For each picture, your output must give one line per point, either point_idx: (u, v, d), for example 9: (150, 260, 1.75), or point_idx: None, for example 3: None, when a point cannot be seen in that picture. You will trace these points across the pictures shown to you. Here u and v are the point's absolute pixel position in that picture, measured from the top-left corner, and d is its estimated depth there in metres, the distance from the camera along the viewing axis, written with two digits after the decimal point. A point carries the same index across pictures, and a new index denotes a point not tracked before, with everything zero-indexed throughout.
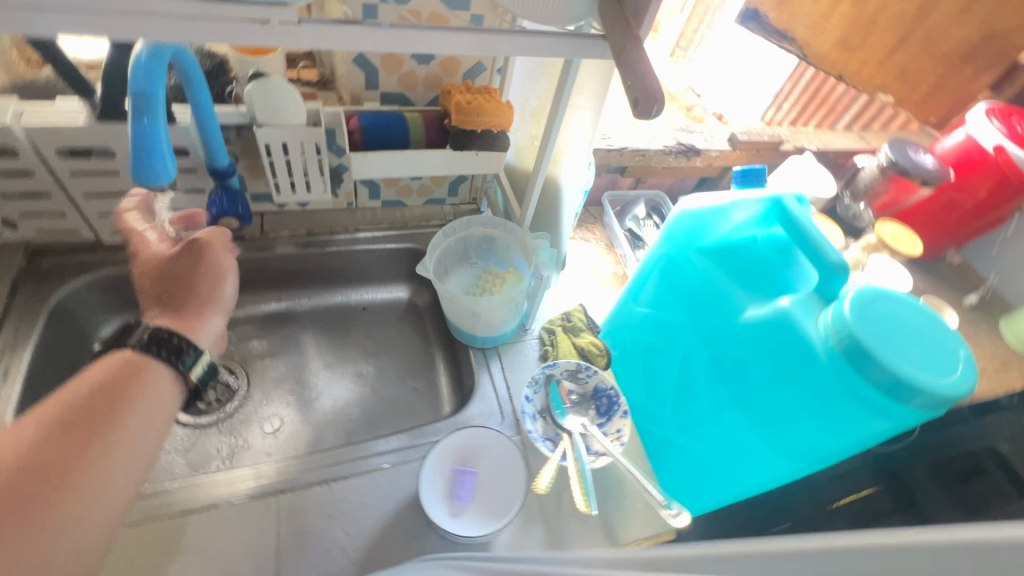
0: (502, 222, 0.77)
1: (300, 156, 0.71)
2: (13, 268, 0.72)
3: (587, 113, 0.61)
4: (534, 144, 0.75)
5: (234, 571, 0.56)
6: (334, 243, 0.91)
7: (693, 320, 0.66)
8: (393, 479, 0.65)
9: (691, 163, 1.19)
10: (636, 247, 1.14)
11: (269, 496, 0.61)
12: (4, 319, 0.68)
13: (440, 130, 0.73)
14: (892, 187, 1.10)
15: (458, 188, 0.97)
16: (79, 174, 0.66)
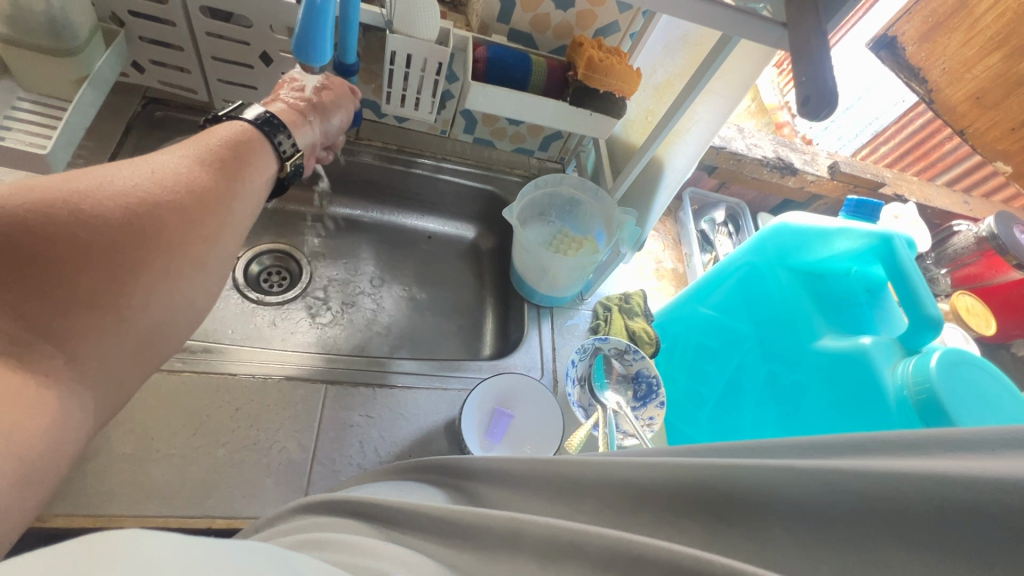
0: (593, 188, 0.76)
1: (419, 71, 0.71)
2: (129, 109, 0.75)
3: (721, 100, 0.59)
4: (648, 119, 0.73)
5: (276, 440, 0.60)
6: (419, 165, 0.91)
7: (761, 335, 0.66)
8: (431, 400, 0.68)
9: (783, 181, 1.15)
10: (703, 250, 1.12)
11: (318, 383, 0.65)
12: (114, 156, 0.71)
13: (561, 81, 0.72)
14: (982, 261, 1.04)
15: (550, 144, 0.96)
16: (213, 35, 0.67)
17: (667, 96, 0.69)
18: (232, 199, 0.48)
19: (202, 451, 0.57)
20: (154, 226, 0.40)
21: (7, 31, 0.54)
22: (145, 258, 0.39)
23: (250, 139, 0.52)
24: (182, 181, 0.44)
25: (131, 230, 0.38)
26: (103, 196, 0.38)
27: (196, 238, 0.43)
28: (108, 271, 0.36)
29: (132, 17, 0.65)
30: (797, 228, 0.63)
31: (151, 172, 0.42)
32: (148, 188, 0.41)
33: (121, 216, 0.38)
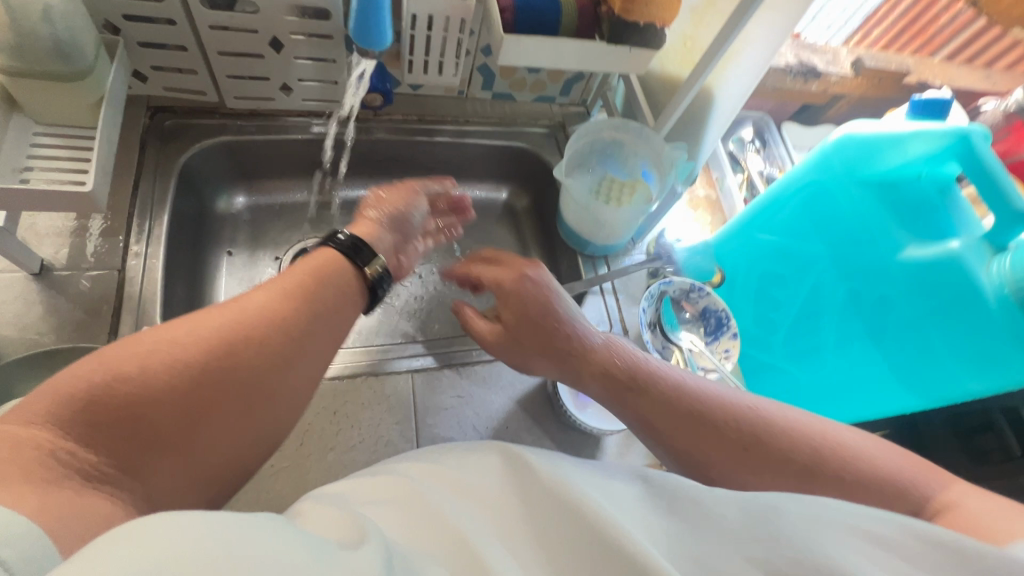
0: (634, 125, 0.74)
1: (442, 32, 0.67)
2: (138, 124, 0.71)
3: (779, 16, 0.55)
4: (686, 45, 0.69)
5: (381, 435, 0.61)
6: (442, 132, 0.87)
7: (836, 250, 0.66)
8: (515, 370, 0.68)
9: (807, 88, 1.10)
10: (734, 170, 1.09)
11: (404, 373, 0.65)
12: (139, 176, 0.68)
13: (592, 19, 0.67)
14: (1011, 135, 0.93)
15: (572, 87, 0.91)
16: (218, 29, 0.62)
17: (709, 17, 0.64)
18: (342, 323, 0.48)
19: (315, 459, 0.58)
20: (229, 381, 0.39)
21: (12, 62, 0.49)
22: (248, 390, 0.39)
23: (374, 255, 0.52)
24: (270, 328, 0.42)
25: (240, 360, 0.39)
26: (222, 330, 0.40)
27: (297, 379, 0.43)
28: (211, 407, 0.37)
29: (128, 21, 0.60)
30: (865, 138, 0.60)
31: (280, 297, 0.44)
32: (276, 320, 0.42)
33: (231, 348, 0.39)
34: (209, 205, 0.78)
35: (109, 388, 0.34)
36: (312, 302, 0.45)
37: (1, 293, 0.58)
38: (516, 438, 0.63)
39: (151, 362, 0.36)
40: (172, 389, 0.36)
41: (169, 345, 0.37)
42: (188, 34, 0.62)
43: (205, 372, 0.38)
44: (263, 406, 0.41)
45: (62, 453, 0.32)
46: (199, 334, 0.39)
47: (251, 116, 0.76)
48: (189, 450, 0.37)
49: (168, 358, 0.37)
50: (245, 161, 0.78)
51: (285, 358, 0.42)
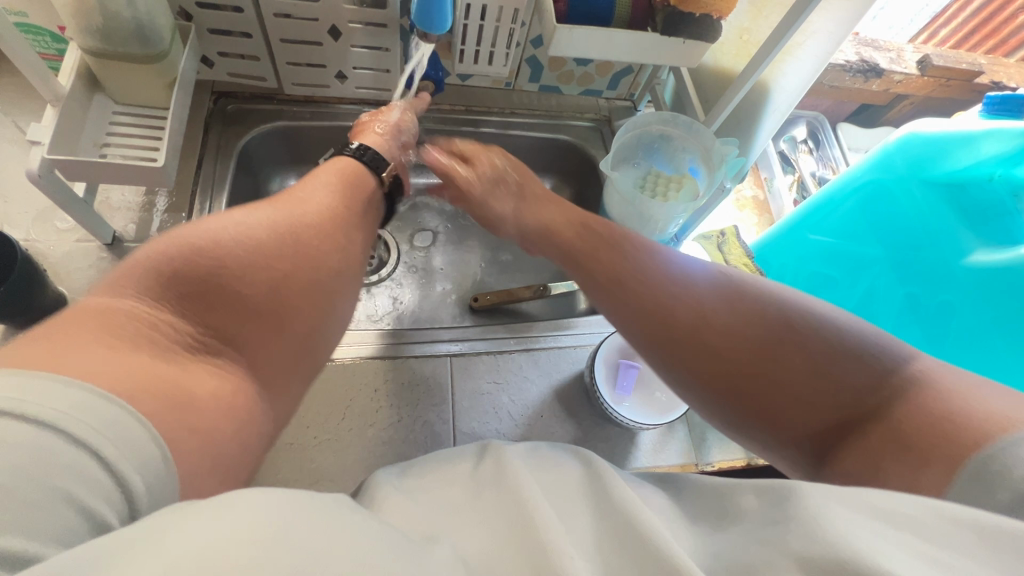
0: (684, 119, 0.72)
1: (495, 22, 0.68)
2: (202, 107, 0.74)
3: (845, 6, 0.53)
4: (742, 38, 0.67)
5: (419, 415, 0.62)
6: (488, 123, 0.88)
7: (894, 256, 0.64)
8: (551, 361, 0.68)
9: (866, 87, 1.05)
10: (784, 171, 1.06)
11: (441, 357, 0.66)
12: (202, 156, 0.72)
13: (646, 10, 0.67)
14: None
15: (620, 80, 0.90)
16: (281, 16, 0.65)
17: (768, 8, 0.63)
18: (359, 225, 0.52)
19: (355, 433, 0.60)
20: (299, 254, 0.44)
21: (97, 44, 0.52)
22: (299, 279, 0.43)
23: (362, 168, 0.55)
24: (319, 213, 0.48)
25: (286, 256, 0.43)
26: (262, 229, 0.43)
27: (327, 275, 0.46)
28: (265, 290, 0.41)
29: (200, 8, 0.63)
30: (932, 136, 0.58)
31: (295, 206, 0.47)
32: (292, 217, 0.46)
33: (277, 244, 0.43)
34: (263, 187, 0.81)
35: (184, 267, 0.38)
36: (321, 209, 0.48)
37: (76, 261, 0.62)
38: (550, 427, 0.64)
39: (192, 249, 0.38)
40: (233, 273, 0.39)
41: (225, 235, 0.41)
42: (254, 20, 0.65)
43: (256, 259, 0.41)
44: (305, 302, 0.43)
45: (160, 323, 0.35)
46: (238, 229, 0.42)
47: (306, 102, 0.79)
48: (258, 333, 0.40)
49: (208, 246, 0.39)
50: (300, 146, 0.81)
51: (315, 261, 0.45)
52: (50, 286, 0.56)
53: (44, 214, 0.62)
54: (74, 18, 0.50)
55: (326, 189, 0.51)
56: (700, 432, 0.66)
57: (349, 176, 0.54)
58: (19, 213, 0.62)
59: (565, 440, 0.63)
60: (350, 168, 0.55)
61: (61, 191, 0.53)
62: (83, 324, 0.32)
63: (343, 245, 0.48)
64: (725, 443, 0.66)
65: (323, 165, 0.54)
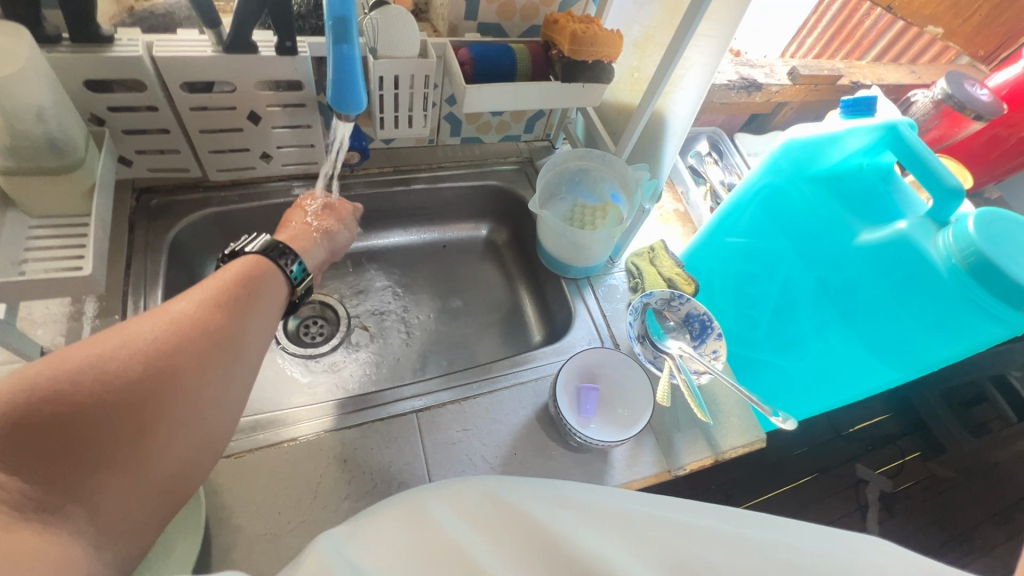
0: (598, 153, 0.79)
1: (408, 89, 0.72)
2: (125, 205, 0.73)
3: (712, 42, 0.62)
4: (634, 76, 0.75)
5: (395, 477, 0.62)
6: (418, 179, 0.91)
7: (799, 244, 0.71)
8: (517, 397, 0.70)
9: (750, 99, 1.18)
10: (696, 183, 1.16)
11: (407, 414, 0.67)
12: (131, 256, 0.70)
13: (546, 62, 0.73)
14: (943, 123, 1.01)
15: (535, 123, 0.97)
16: (198, 110, 0.66)
17: (651, 49, 0.71)
18: (244, 337, 0.45)
19: (329, 509, 0.58)
20: (166, 379, 0.39)
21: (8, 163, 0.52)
22: (155, 413, 0.38)
23: (254, 265, 0.50)
24: (194, 323, 0.42)
25: (147, 383, 0.38)
26: (121, 358, 0.38)
27: (189, 402, 0.40)
28: (117, 428, 0.36)
29: (112, 112, 0.63)
30: (806, 139, 0.67)
31: (166, 322, 0.42)
32: (160, 337, 0.40)
33: (135, 372, 0.38)
34: (199, 275, 0.80)
35: (18, 416, 0.33)
36: (194, 315, 0.43)
37: None
38: (525, 462, 0.65)
39: (29, 393, 0.34)
40: (78, 418, 0.35)
41: (70, 368, 0.36)
42: (170, 116, 0.66)
43: (105, 401, 0.36)
44: (153, 439, 0.37)
45: None
46: (92, 361, 0.37)
47: (233, 185, 0.79)
48: (105, 479, 0.35)
49: (54, 385, 0.35)
50: (234, 228, 0.81)
51: (184, 385, 0.40)
52: None
53: None
54: None
55: (211, 296, 0.45)
56: (668, 440, 0.69)
57: (240, 282, 0.48)
58: None
59: (543, 472, 0.64)
60: (244, 270, 0.49)
61: None
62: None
63: (223, 366, 0.43)
64: (692, 445, 0.70)
65: (212, 273, 0.48)
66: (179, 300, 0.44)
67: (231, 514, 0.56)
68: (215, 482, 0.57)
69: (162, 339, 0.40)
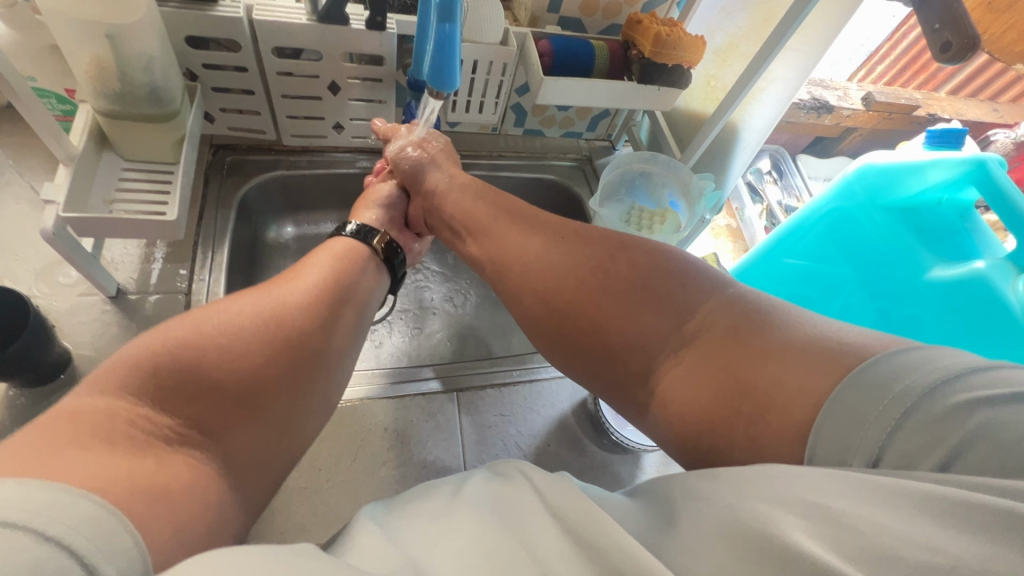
0: (664, 158, 0.78)
1: (485, 75, 0.73)
2: (202, 160, 0.77)
3: (802, 56, 0.61)
4: (711, 85, 0.74)
5: (430, 451, 0.63)
6: (477, 166, 0.92)
7: (865, 274, 0.69)
8: (554, 390, 0.71)
9: (820, 121, 1.13)
10: (753, 200, 1.13)
11: (447, 393, 0.68)
12: (204, 207, 0.74)
13: (623, 61, 0.73)
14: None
15: (598, 123, 0.97)
16: (283, 75, 0.68)
17: (732, 58, 0.70)
18: (341, 300, 0.52)
19: (367, 473, 0.60)
20: (286, 335, 0.45)
21: (112, 105, 0.55)
22: (281, 363, 0.44)
23: (351, 253, 0.59)
24: (309, 295, 0.49)
25: (277, 337, 0.44)
26: (247, 314, 0.44)
27: (304, 351, 0.46)
28: (255, 381, 0.41)
29: (205, 68, 0.66)
30: (887, 167, 0.64)
31: (286, 291, 0.49)
32: (277, 301, 0.47)
33: (263, 329, 0.44)
34: (260, 234, 0.83)
35: (162, 362, 0.39)
36: (310, 289, 0.50)
37: (79, 315, 0.62)
38: (559, 453, 0.66)
39: (186, 338, 0.40)
40: (218, 357, 0.40)
41: (210, 324, 0.42)
42: (257, 79, 0.68)
43: (242, 347, 0.42)
44: (275, 383, 0.43)
45: (141, 419, 0.36)
46: (213, 321, 0.43)
47: (302, 151, 0.82)
48: (243, 409, 0.40)
49: (201, 333, 0.41)
50: (298, 195, 0.85)
51: (302, 334, 0.46)
52: (58, 342, 0.56)
53: (48, 269, 0.62)
54: (91, 82, 0.52)
55: (319, 273, 0.53)
56: None
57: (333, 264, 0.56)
58: (23, 269, 0.61)
59: (573, 468, 0.65)
60: (336, 257, 0.57)
61: (72, 248, 0.55)
62: (60, 427, 0.33)
63: (324, 321, 0.49)
64: None
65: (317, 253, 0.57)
66: (288, 278, 0.51)
67: None
68: None
69: (284, 306, 0.47)
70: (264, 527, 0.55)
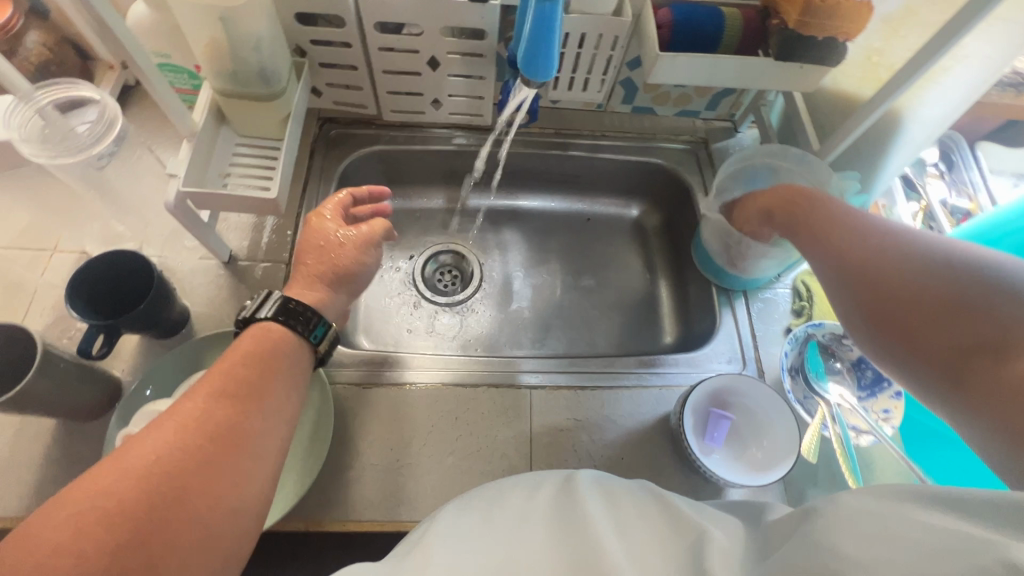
0: (794, 150, 0.67)
1: (592, 49, 0.66)
2: (310, 133, 0.80)
3: (1013, 28, 0.46)
4: (872, 61, 0.61)
5: (497, 447, 0.62)
6: (577, 145, 0.86)
7: None
8: (635, 401, 0.66)
9: (1018, 101, 0.89)
10: (908, 198, 0.91)
11: (521, 390, 0.66)
12: (308, 180, 0.77)
13: (759, 33, 0.62)
14: None
15: (720, 101, 0.85)
16: (385, 51, 0.67)
17: (907, 28, 0.56)
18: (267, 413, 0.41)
19: (434, 460, 0.61)
20: (201, 467, 0.36)
21: (227, 85, 0.57)
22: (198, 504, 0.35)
23: (280, 344, 0.46)
24: (225, 402, 0.40)
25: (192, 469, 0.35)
26: (160, 446, 0.35)
27: (223, 490, 0.36)
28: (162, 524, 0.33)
29: (314, 45, 0.67)
30: None
31: (202, 406, 0.39)
32: (193, 419, 0.38)
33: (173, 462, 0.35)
34: None
35: (65, 524, 0.30)
36: (228, 401, 0.40)
37: (198, 278, 0.68)
38: (633, 470, 0.61)
39: (85, 500, 0.31)
40: (120, 512, 0.32)
41: (114, 471, 0.33)
42: (360, 55, 0.68)
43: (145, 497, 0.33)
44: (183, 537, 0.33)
45: None
46: (125, 465, 0.34)
47: (402, 127, 0.82)
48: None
49: (103, 485, 0.32)
50: (396, 169, 0.85)
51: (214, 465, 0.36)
52: (177, 303, 0.62)
53: (175, 234, 0.69)
54: (209, 63, 0.55)
55: (250, 367, 0.43)
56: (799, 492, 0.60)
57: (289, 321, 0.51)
58: (156, 233, 0.68)
59: None
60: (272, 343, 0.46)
61: (190, 219, 0.59)
62: None
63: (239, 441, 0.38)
64: None
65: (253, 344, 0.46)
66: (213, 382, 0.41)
67: (352, 441, 0.61)
68: (342, 405, 0.63)
69: (198, 433, 0.37)
70: (337, 498, 0.58)
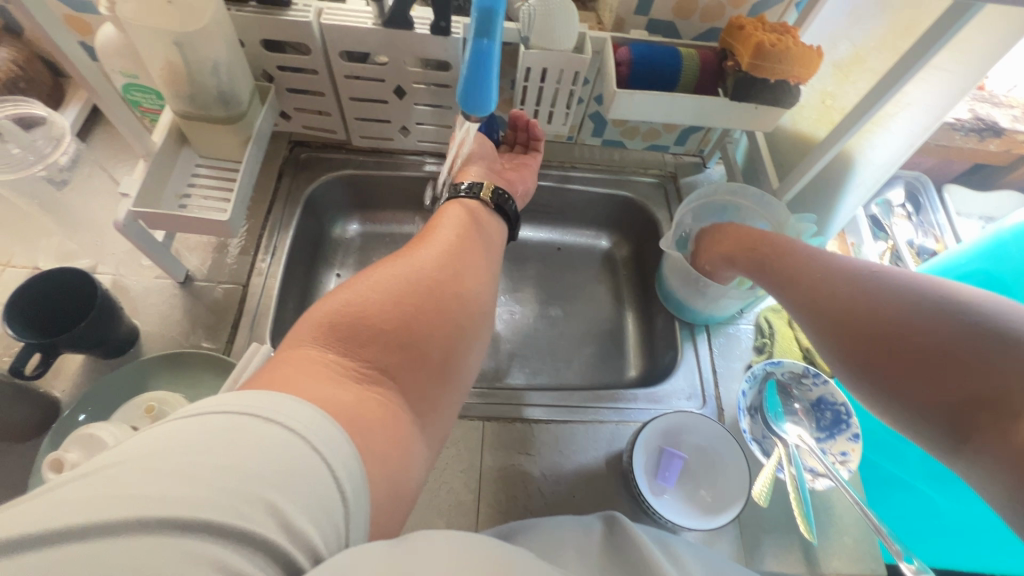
0: (752, 190, 0.68)
1: (555, 84, 0.67)
2: (280, 154, 0.80)
3: (950, 78, 0.48)
4: (826, 104, 0.62)
5: (445, 480, 0.60)
6: (547, 176, 0.87)
7: None
8: (591, 435, 0.64)
9: (981, 147, 0.91)
10: (875, 237, 0.92)
11: (474, 420, 0.64)
12: (273, 201, 0.77)
13: (716, 74, 0.63)
14: None
15: (689, 136, 0.86)
16: (351, 78, 0.68)
17: (858, 74, 0.58)
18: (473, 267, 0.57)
19: None
20: (440, 287, 0.51)
21: (186, 107, 0.58)
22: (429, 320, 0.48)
23: (472, 213, 0.62)
24: (441, 263, 0.53)
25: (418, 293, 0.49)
26: (387, 284, 0.48)
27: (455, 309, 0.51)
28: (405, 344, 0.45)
29: (281, 70, 0.68)
30: None
31: (434, 257, 0.54)
32: (420, 264, 0.52)
33: (403, 289, 0.48)
34: (326, 230, 0.85)
35: (337, 322, 0.44)
36: (446, 250, 0.55)
37: (151, 297, 0.67)
38: (584, 508, 0.60)
39: (342, 311, 0.45)
40: (369, 325, 0.45)
41: (358, 301, 0.46)
42: (327, 81, 0.69)
43: (383, 309, 0.46)
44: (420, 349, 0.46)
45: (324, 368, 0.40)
46: (354, 301, 0.46)
47: (372, 152, 0.82)
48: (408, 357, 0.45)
49: (352, 304, 0.46)
50: (365, 193, 0.85)
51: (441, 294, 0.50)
52: (125, 322, 0.61)
53: (132, 253, 0.68)
54: (168, 87, 0.55)
55: (448, 236, 0.58)
56: (755, 536, 0.59)
57: (459, 228, 0.60)
58: (112, 251, 0.68)
59: None
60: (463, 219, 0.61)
61: (142, 238, 0.59)
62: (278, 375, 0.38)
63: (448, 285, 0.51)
64: (782, 552, 0.58)
65: (438, 222, 0.60)
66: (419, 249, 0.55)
67: None
68: None
69: (415, 279, 0.50)
70: None
